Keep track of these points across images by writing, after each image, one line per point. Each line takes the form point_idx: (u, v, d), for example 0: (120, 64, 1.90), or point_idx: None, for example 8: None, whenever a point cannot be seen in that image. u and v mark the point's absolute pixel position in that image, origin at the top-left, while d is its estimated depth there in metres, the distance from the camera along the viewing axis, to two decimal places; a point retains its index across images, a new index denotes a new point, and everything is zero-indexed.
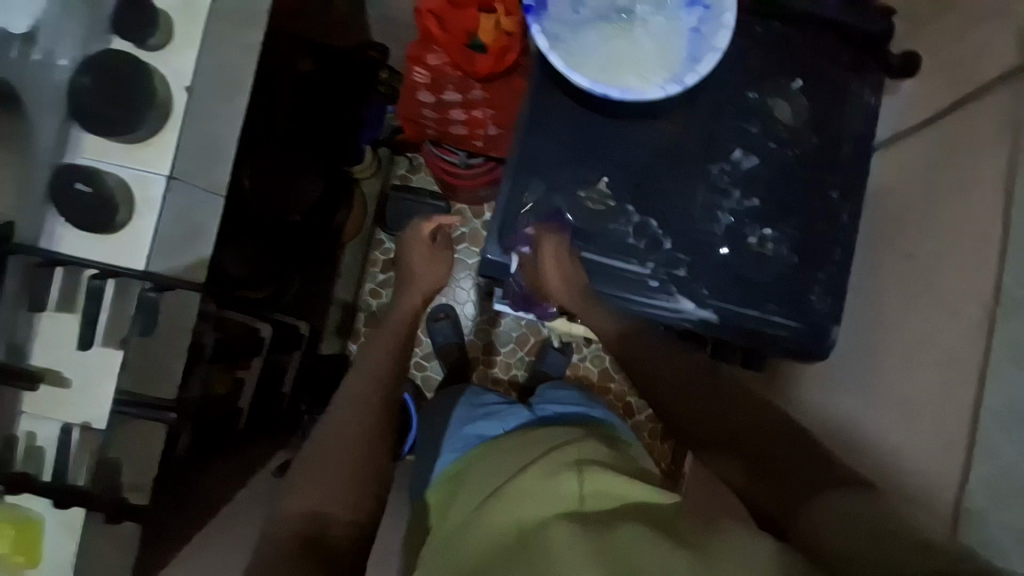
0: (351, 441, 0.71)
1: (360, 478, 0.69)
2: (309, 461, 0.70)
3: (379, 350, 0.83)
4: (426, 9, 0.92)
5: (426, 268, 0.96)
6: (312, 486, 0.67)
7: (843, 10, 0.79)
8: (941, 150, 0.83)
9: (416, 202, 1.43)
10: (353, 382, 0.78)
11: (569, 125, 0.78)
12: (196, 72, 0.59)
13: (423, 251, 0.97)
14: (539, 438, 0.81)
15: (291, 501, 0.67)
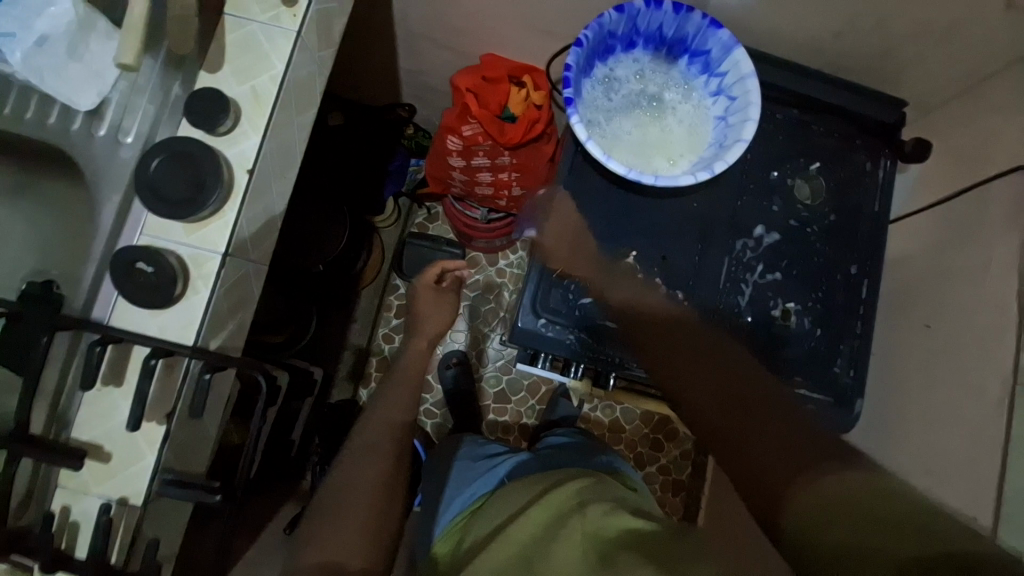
0: (370, 490, 0.71)
1: (382, 516, 0.70)
2: (330, 503, 0.70)
3: (392, 396, 0.84)
4: (463, 86, 0.98)
5: (433, 315, 0.97)
6: (328, 533, 0.67)
7: (855, 100, 0.85)
8: (952, 228, 0.86)
9: (433, 249, 1.44)
10: (364, 428, 0.79)
11: (600, 201, 0.81)
12: (258, 156, 0.61)
13: (429, 296, 0.99)
14: (539, 483, 0.87)
15: (312, 538, 0.67)
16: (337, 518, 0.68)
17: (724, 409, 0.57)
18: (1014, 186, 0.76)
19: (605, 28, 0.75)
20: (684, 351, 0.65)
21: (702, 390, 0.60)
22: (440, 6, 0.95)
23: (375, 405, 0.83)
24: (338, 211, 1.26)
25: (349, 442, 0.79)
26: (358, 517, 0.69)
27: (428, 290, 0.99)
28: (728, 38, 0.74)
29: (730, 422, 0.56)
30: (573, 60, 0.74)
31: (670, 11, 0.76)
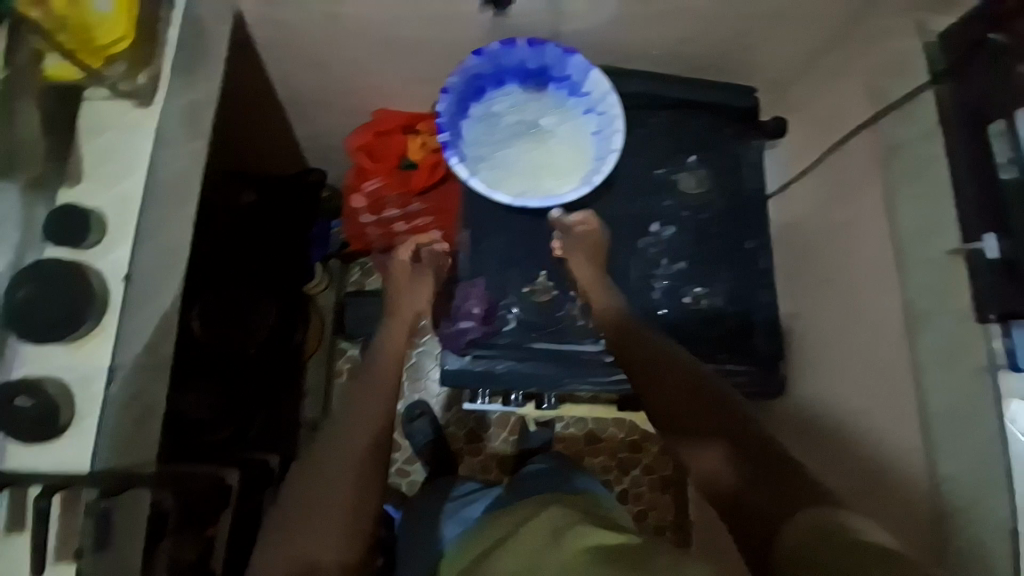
0: (345, 489, 0.63)
1: (355, 516, 0.62)
2: (297, 504, 0.63)
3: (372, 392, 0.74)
4: (357, 147, 1.03)
5: (411, 294, 0.86)
6: (301, 539, 0.60)
7: (713, 94, 0.92)
8: (826, 189, 0.94)
9: (376, 304, 1.43)
10: (343, 424, 0.71)
11: (504, 231, 0.84)
12: (133, 263, 0.62)
13: (405, 280, 0.88)
14: (509, 519, 0.86)
15: (278, 543, 0.60)
16: (307, 518, 0.61)
17: (717, 443, 0.62)
18: (865, 142, 0.84)
19: (468, 74, 0.83)
20: (684, 389, 0.68)
21: (689, 427, 0.65)
22: (319, 74, 0.97)
23: (354, 398, 0.74)
24: (263, 290, 1.23)
25: (321, 436, 0.72)
26: (334, 513, 0.62)
27: (403, 273, 0.87)
28: (582, 62, 0.82)
29: (724, 460, 0.60)
30: (443, 108, 0.82)
31: (527, 47, 0.82)
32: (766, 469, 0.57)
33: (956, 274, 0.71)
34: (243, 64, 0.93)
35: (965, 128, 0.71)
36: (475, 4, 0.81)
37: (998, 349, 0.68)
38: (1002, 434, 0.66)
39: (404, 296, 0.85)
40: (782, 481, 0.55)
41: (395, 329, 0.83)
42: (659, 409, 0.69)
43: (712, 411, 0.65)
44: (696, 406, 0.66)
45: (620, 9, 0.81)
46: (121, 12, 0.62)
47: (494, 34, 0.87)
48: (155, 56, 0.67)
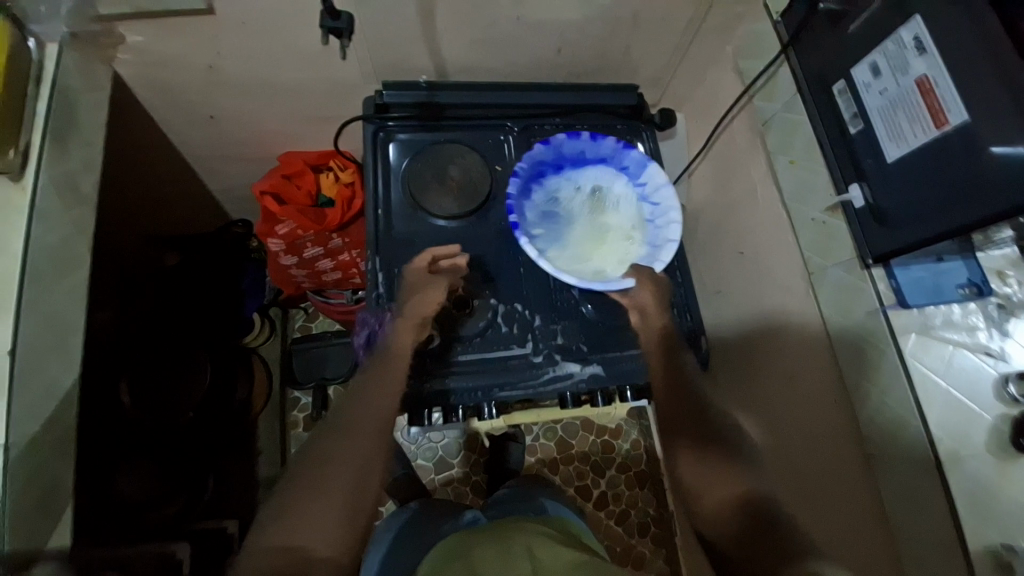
0: (347, 488, 0.62)
1: (354, 513, 0.61)
2: (301, 495, 0.61)
3: (378, 393, 0.71)
4: (262, 192, 1.01)
5: (422, 297, 0.79)
6: (297, 517, 0.59)
7: (600, 95, 0.97)
8: (721, 167, 1.00)
9: (320, 348, 1.37)
10: (351, 412, 0.69)
11: (419, 250, 0.87)
12: (20, 337, 0.60)
13: (415, 283, 0.80)
14: (476, 541, 0.81)
15: (275, 529, 0.59)
16: (308, 511, 0.60)
17: (741, 512, 0.60)
18: (746, 119, 0.91)
19: (535, 159, 0.87)
20: (712, 450, 0.68)
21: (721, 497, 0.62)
22: (216, 126, 0.97)
23: (362, 388, 0.72)
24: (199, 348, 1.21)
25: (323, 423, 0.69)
26: (333, 506, 0.60)
27: (418, 280, 0.80)
28: (639, 156, 0.87)
29: (751, 525, 0.58)
30: (511, 190, 0.84)
31: (588, 140, 0.88)
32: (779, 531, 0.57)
33: (834, 226, 0.77)
34: (136, 127, 0.93)
35: (815, 94, 0.77)
36: (318, 37, 0.81)
37: (883, 289, 0.73)
38: (903, 367, 0.69)
39: (415, 299, 0.79)
40: (786, 536, 0.56)
41: (405, 331, 0.77)
42: (666, 428, 0.73)
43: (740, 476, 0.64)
44: (720, 472, 0.65)
45: (492, 28, 0.86)
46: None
47: (380, 66, 0.90)
48: (23, 130, 0.66)
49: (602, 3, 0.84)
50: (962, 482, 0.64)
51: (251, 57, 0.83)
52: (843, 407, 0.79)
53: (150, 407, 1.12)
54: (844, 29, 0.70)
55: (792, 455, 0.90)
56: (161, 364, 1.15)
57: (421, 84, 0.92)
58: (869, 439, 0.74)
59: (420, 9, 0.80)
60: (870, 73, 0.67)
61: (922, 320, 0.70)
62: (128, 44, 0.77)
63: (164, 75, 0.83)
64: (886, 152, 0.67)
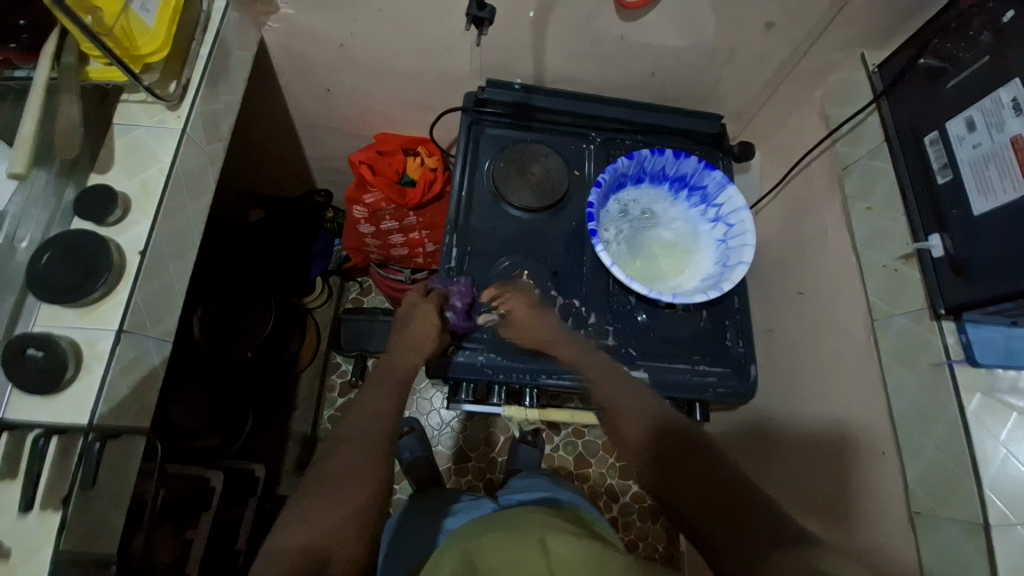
0: (356, 493, 0.67)
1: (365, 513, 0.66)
2: (312, 504, 0.65)
3: (374, 404, 0.76)
4: (359, 161, 1.11)
5: (417, 327, 0.84)
6: (308, 521, 0.63)
7: (684, 121, 1.02)
8: (793, 207, 1.02)
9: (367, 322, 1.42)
10: (352, 426, 0.73)
11: (493, 233, 0.93)
12: (149, 239, 0.68)
13: (409, 317, 0.86)
14: (499, 518, 0.83)
15: (291, 534, 0.62)
16: (323, 517, 0.64)
17: (726, 515, 0.56)
18: (825, 162, 0.93)
19: (619, 171, 0.90)
20: (675, 448, 0.64)
21: (700, 506, 0.58)
22: (329, 99, 1.09)
23: (364, 401, 0.77)
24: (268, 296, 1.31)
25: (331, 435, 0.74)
26: (342, 512, 0.65)
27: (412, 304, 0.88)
28: (721, 176, 0.89)
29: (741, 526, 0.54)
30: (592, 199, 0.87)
31: (671, 157, 0.91)
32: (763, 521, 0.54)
33: (908, 275, 0.77)
34: (263, 88, 1.04)
35: (903, 145, 0.79)
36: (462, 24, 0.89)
37: (952, 343, 0.72)
38: (962, 422, 0.69)
39: (409, 328, 0.84)
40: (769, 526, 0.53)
41: (402, 357, 0.82)
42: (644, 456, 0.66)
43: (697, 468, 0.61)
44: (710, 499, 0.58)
45: (595, 43, 0.92)
46: (162, 26, 0.71)
47: (486, 65, 0.98)
48: (186, 67, 0.76)
49: (703, 34, 0.90)
50: (1007, 546, 0.63)
51: (376, 39, 0.93)
52: (891, 459, 0.77)
53: (220, 346, 1.18)
54: (942, 85, 0.72)
55: (825, 501, 0.89)
56: (236, 306, 1.23)
57: (519, 88, 0.99)
58: (910, 492, 0.73)
59: (533, 20, 0.87)
60: (965, 127, 0.68)
61: (988, 381, 0.69)
62: (280, 15, 0.88)
63: (300, 46, 0.95)
64: (972, 204, 0.67)
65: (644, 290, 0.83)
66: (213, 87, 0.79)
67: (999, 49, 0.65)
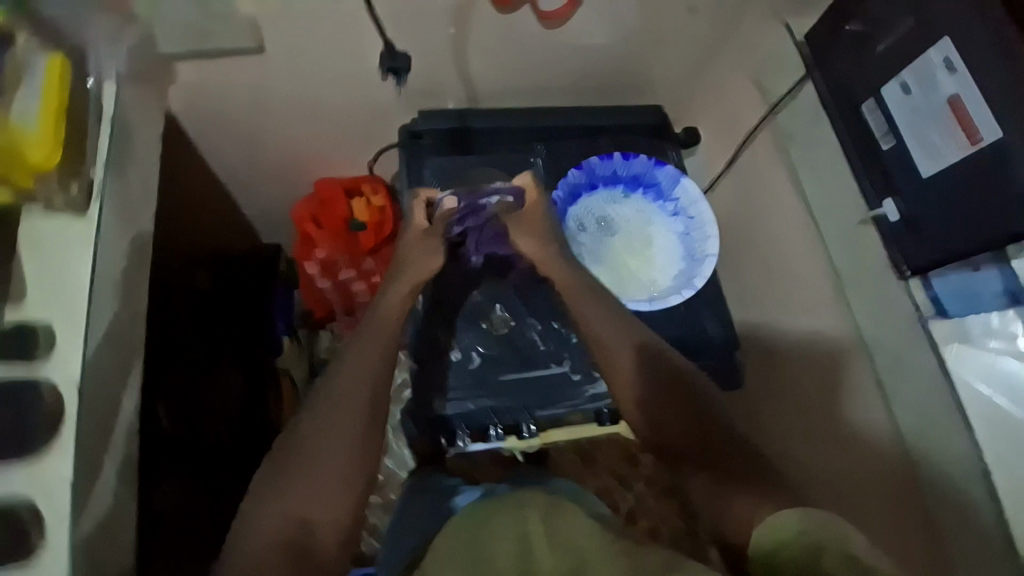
0: (340, 462, 0.66)
1: (355, 481, 0.66)
2: (294, 470, 0.65)
3: (360, 355, 0.71)
4: (303, 216, 1.07)
5: (417, 264, 0.75)
6: (303, 492, 0.64)
7: (625, 116, 1.00)
8: (737, 182, 1.00)
9: None
10: (337, 380, 0.70)
11: (456, 268, 0.88)
12: (84, 368, 0.61)
13: (415, 244, 0.77)
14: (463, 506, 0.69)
15: (272, 506, 0.63)
16: (307, 490, 0.64)
17: (732, 470, 0.62)
18: (767, 135, 0.92)
19: (572, 185, 0.90)
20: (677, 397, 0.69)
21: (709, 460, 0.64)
22: (251, 155, 1.00)
23: (350, 352, 0.72)
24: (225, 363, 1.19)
25: (318, 389, 0.71)
26: (333, 481, 0.65)
27: (417, 235, 0.77)
28: (673, 171, 0.89)
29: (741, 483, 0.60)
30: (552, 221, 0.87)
31: (619, 158, 0.90)
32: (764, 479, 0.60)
33: (868, 239, 0.79)
34: (177, 157, 0.95)
35: (836, 104, 0.77)
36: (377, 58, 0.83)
37: (922, 299, 0.74)
38: (942, 368, 0.70)
39: (409, 265, 0.75)
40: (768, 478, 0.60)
41: (394, 292, 0.74)
42: (641, 402, 0.71)
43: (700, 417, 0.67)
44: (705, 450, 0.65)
45: (523, 54, 0.88)
46: (48, 129, 0.61)
47: (413, 93, 0.92)
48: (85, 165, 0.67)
49: (627, 28, 0.87)
50: (1005, 481, 0.66)
51: (293, 86, 0.86)
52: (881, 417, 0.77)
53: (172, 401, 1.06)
54: (871, 48, 0.70)
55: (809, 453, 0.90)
56: (184, 362, 1.12)
57: (452, 112, 0.94)
58: (900, 431, 0.74)
59: (453, 36, 0.82)
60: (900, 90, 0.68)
61: (960, 330, 0.71)
62: (182, 82, 0.81)
63: (211, 106, 0.87)
64: (920, 169, 0.67)
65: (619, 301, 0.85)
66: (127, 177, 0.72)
67: (924, 8, 0.63)
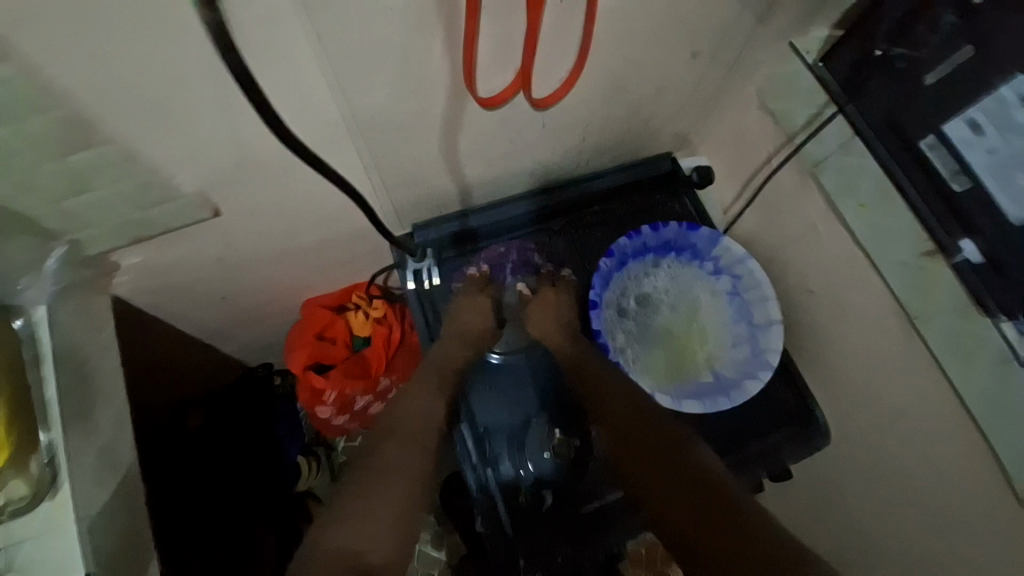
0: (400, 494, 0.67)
1: (414, 512, 0.66)
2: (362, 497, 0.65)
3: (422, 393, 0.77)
4: (300, 352, 0.93)
5: (466, 314, 0.82)
6: (360, 519, 0.63)
7: (633, 169, 0.92)
8: (764, 212, 0.94)
9: None
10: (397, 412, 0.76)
11: (502, 391, 0.81)
12: None
13: (471, 300, 0.83)
14: None
15: (336, 531, 0.62)
16: (367, 517, 0.63)
17: (716, 525, 0.59)
18: (795, 164, 0.84)
19: (604, 276, 0.82)
20: (650, 428, 0.72)
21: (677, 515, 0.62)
22: (227, 305, 0.86)
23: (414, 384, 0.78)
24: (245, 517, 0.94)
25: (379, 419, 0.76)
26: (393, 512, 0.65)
27: (472, 298, 0.83)
28: (710, 231, 0.82)
29: (724, 526, 0.59)
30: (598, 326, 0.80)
31: (648, 229, 0.83)
32: (742, 522, 0.59)
33: (936, 274, 0.69)
34: (137, 332, 0.81)
35: (882, 140, 0.70)
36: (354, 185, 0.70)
37: (1011, 334, 0.63)
38: None
39: (460, 316, 0.82)
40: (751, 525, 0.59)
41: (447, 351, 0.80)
42: (614, 422, 0.73)
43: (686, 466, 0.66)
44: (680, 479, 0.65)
45: (520, 138, 0.77)
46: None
47: (401, 202, 0.80)
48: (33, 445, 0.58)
49: (628, 88, 0.77)
50: None
51: (260, 233, 0.71)
52: (979, 465, 0.67)
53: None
54: (917, 80, 0.64)
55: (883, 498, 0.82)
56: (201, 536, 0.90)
57: (453, 214, 0.87)
58: (1015, 488, 0.63)
59: (442, 143, 0.70)
60: (969, 128, 0.61)
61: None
62: (126, 267, 0.66)
63: (167, 280, 0.72)
64: (1007, 213, 0.60)
65: (699, 407, 0.77)
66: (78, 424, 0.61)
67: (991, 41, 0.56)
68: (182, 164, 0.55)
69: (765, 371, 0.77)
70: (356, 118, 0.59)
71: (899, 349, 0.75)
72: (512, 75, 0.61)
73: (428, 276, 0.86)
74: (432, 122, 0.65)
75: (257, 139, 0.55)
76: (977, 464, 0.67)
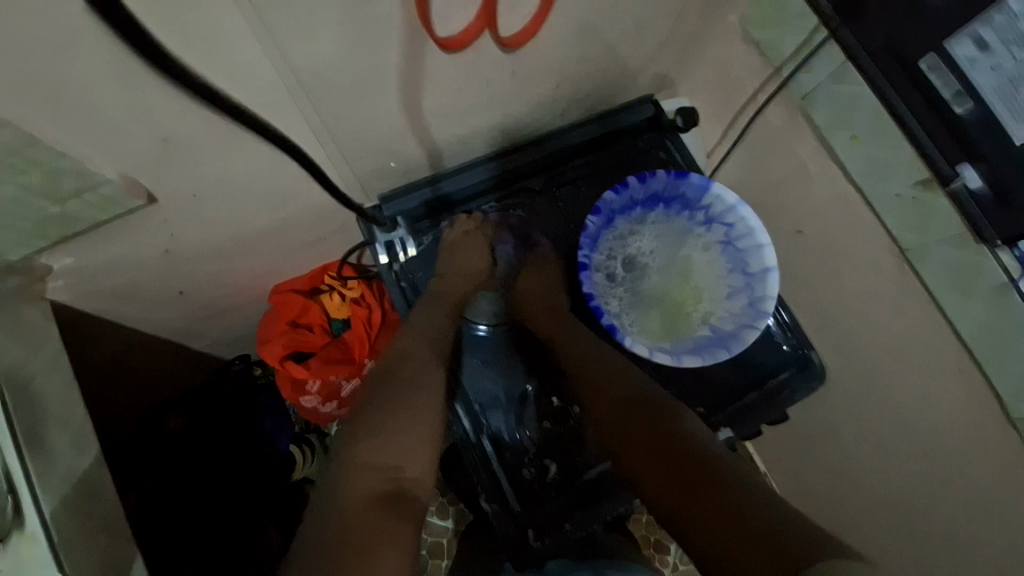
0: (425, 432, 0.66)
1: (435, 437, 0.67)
2: (401, 411, 0.66)
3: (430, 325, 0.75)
4: (273, 341, 0.87)
5: (460, 255, 0.79)
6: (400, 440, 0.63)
7: (614, 117, 0.86)
8: (750, 154, 0.89)
9: None
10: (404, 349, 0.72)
11: (493, 367, 0.78)
12: None
13: (456, 253, 0.79)
14: None
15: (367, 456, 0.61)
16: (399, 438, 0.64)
17: (689, 485, 0.56)
18: (782, 99, 0.78)
19: (594, 236, 0.78)
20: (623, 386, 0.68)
21: (671, 488, 0.56)
22: (185, 301, 0.79)
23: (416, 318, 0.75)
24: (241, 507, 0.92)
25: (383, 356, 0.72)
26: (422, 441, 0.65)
27: (453, 253, 0.79)
28: (700, 178, 0.77)
29: (697, 486, 0.55)
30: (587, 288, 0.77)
31: (635, 182, 0.78)
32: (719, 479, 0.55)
33: (931, 206, 0.65)
34: (87, 338, 0.74)
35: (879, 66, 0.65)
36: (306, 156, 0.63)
37: (1008, 261, 0.60)
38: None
39: (452, 258, 0.79)
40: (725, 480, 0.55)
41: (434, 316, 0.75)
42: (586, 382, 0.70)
43: (680, 441, 0.60)
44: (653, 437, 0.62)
45: (487, 90, 0.69)
46: None
47: (364, 172, 0.73)
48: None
49: (602, 26, 0.69)
50: None
51: (203, 219, 0.64)
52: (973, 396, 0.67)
53: None
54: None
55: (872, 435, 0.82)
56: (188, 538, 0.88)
57: (422, 181, 0.81)
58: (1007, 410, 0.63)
59: (398, 101, 0.62)
60: (975, 48, 0.56)
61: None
62: (59, 270, 0.61)
63: (105, 281, 0.66)
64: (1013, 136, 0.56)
65: (699, 360, 0.74)
66: (23, 442, 0.55)
67: None
68: (96, 148, 0.48)
69: (762, 320, 0.74)
70: (296, 78, 0.51)
71: (889, 287, 0.73)
72: (474, 10, 0.52)
73: (402, 248, 0.82)
74: (387, 77, 0.57)
75: (179, 113, 0.47)
76: (971, 395, 0.67)
